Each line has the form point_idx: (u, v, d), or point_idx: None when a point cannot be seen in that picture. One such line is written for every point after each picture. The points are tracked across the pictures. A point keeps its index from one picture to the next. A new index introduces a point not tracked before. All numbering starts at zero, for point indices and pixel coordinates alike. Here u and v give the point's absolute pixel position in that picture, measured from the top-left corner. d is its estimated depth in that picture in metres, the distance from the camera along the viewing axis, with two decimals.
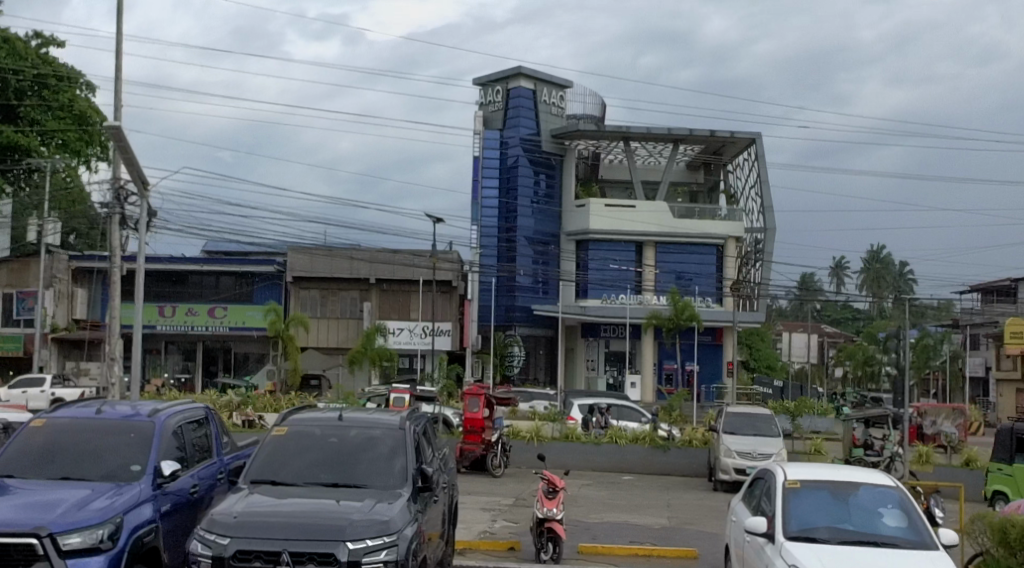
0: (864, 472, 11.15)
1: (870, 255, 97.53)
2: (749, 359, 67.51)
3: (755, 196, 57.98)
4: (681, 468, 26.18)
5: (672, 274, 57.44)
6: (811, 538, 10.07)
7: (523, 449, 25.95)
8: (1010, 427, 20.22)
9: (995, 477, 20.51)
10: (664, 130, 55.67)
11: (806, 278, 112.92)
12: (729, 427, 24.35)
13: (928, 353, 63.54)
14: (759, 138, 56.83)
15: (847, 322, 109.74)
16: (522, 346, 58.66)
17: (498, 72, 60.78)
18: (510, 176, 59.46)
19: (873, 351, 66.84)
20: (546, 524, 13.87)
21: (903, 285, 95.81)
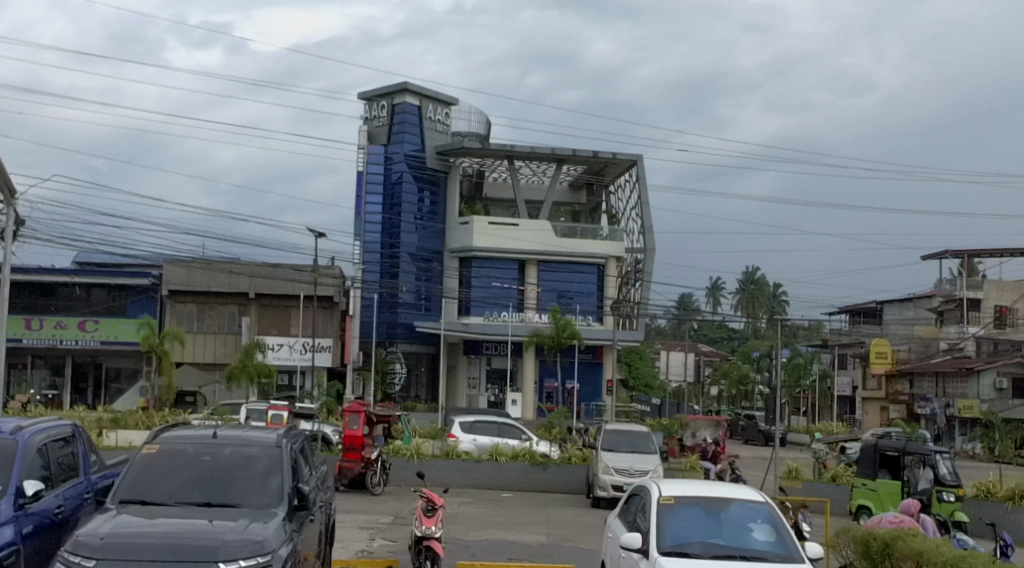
0: (734, 487, 11.45)
1: (745, 276, 100.24)
2: (628, 377, 68.61)
3: (635, 217, 59.06)
4: (560, 485, 26.34)
5: (554, 293, 58.00)
6: (683, 553, 10.28)
7: (403, 466, 25.76)
8: (874, 444, 20.93)
9: (859, 493, 21.22)
10: (548, 149, 56.28)
11: (684, 298, 115.51)
12: (608, 445, 24.67)
13: (799, 372, 65.57)
14: (640, 160, 57.91)
15: (722, 341, 112.54)
16: (403, 364, 58.47)
17: (383, 88, 60.66)
18: (394, 192, 59.29)
19: (747, 370, 68.63)
20: (424, 542, 13.79)
21: (776, 306, 98.65)
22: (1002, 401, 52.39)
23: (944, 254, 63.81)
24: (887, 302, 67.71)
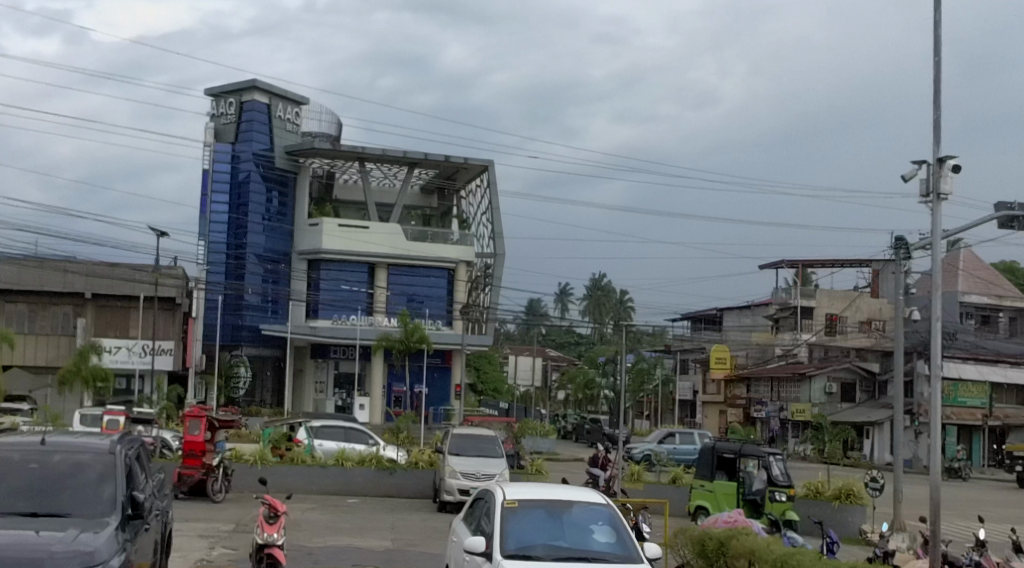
0: (578, 490, 11.64)
1: (593, 283, 102.05)
2: (476, 382, 68.95)
3: (485, 222, 59.43)
4: (407, 490, 26.26)
5: (403, 297, 57.87)
6: (526, 556, 10.40)
7: (245, 472, 25.18)
8: (710, 446, 21.67)
9: (697, 494, 21.94)
10: (399, 152, 56.09)
11: (532, 304, 116.83)
12: (455, 449, 24.73)
13: (643, 376, 67.16)
14: (491, 166, 58.29)
15: (569, 346, 114.32)
16: (248, 368, 57.36)
17: (231, 84, 59.26)
18: (240, 192, 57.99)
19: (593, 374, 69.90)
20: (265, 550, 13.54)
21: (622, 312, 100.79)
22: (832, 405, 54.95)
23: (781, 264, 66.45)
24: (727, 309, 70.15)
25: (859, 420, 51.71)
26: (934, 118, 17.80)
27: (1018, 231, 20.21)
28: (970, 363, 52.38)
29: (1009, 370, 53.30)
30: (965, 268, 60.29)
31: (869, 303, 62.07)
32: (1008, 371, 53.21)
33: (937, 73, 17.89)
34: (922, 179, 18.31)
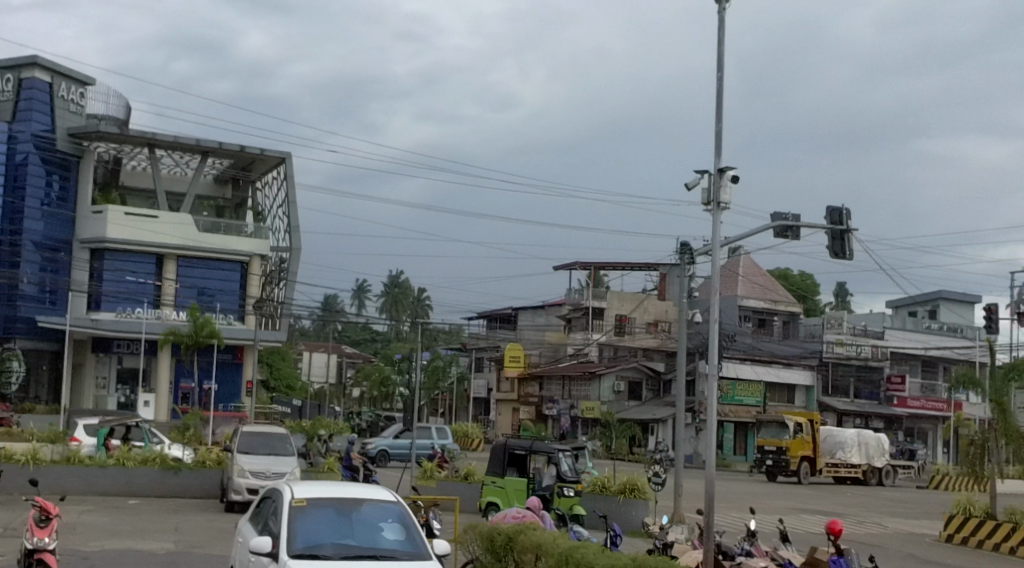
0: (370, 488, 11.59)
1: (390, 280, 101.59)
2: (268, 378, 67.44)
3: (282, 215, 58.31)
4: (192, 490, 25.45)
5: (193, 290, 55.94)
6: (314, 556, 10.28)
7: (14, 473, 23.79)
8: (502, 443, 21.97)
9: (489, 490, 22.13)
10: (192, 140, 54.25)
11: (329, 299, 115.27)
12: (243, 447, 24.13)
13: (438, 374, 67.31)
14: (288, 158, 57.19)
15: (366, 343, 113.46)
16: (22, 362, 54.45)
17: (8, 60, 55.69)
18: (17, 174, 54.67)
19: (389, 371, 69.66)
20: (35, 555, 12.84)
21: (419, 309, 100.79)
22: (619, 403, 56.90)
23: (574, 266, 68.19)
24: (521, 309, 71.37)
25: (645, 417, 53.76)
26: (716, 129, 18.71)
27: (790, 240, 21.48)
28: (747, 363, 55.35)
29: (780, 370, 56.75)
30: (744, 273, 63.63)
31: (656, 305, 64.49)
32: (780, 371, 56.62)
33: (721, 87, 18.82)
34: (704, 188, 19.20)
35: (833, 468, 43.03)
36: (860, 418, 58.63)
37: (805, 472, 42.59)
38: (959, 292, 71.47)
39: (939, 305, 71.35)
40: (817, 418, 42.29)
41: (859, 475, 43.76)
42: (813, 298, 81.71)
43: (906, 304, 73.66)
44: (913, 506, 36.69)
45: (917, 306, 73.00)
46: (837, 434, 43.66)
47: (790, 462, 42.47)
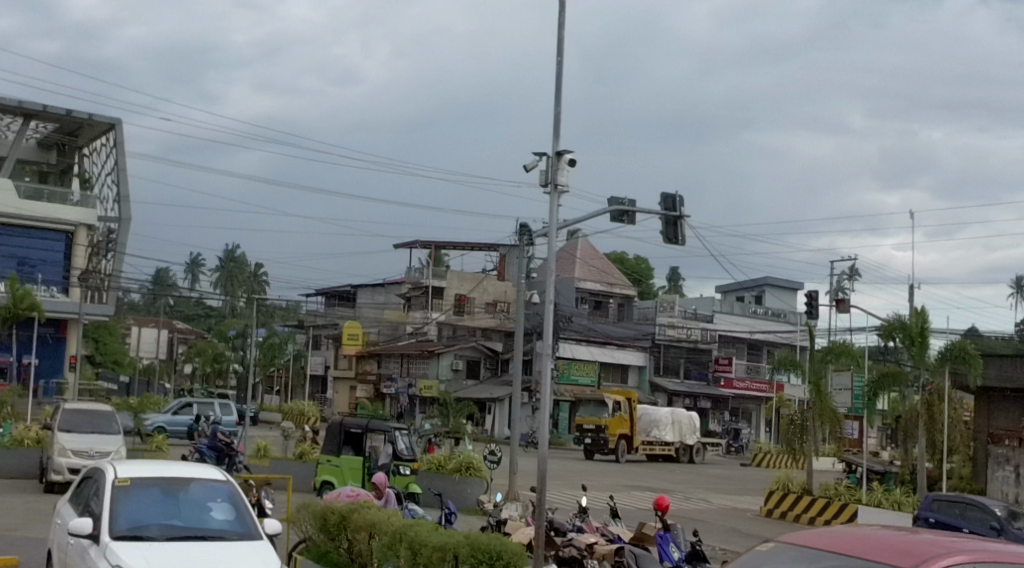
0: (198, 467, 11.28)
1: (226, 254, 99.10)
2: (95, 353, 64.83)
3: (111, 184, 56.10)
4: (8, 470, 24.26)
5: (13, 260, 53.11)
6: (137, 537, 9.94)
7: None
8: (339, 422, 21.75)
9: (324, 469, 21.92)
10: (13, 102, 51.51)
11: (160, 273, 111.60)
12: (65, 425, 23.12)
13: (274, 351, 66.10)
14: (118, 125, 54.99)
15: (199, 319, 110.43)
16: None
17: None
18: None
19: (223, 348, 68.01)
20: None
21: (255, 285, 98.68)
22: (457, 381, 57.21)
23: (414, 244, 68.02)
24: (361, 287, 70.85)
25: (482, 396, 54.25)
26: (555, 113, 18.94)
27: (626, 224, 21.95)
28: (582, 344, 56.47)
29: (614, 350, 58.18)
30: (582, 257, 64.80)
31: (495, 285, 65.01)
32: (614, 352, 58.02)
33: (560, 71, 19.06)
34: (541, 170, 19.43)
35: (650, 446, 44.31)
36: (689, 398, 60.64)
37: (622, 449, 43.45)
38: (783, 280, 74.63)
39: (765, 290, 74.37)
40: (635, 397, 43.33)
41: (671, 452, 45.32)
42: (647, 281, 83.90)
43: (734, 289, 76.50)
44: (735, 482, 38.27)
45: (744, 291, 75.90)
46: (652, 412, 44.92)
47: (608, 441, 43.02)
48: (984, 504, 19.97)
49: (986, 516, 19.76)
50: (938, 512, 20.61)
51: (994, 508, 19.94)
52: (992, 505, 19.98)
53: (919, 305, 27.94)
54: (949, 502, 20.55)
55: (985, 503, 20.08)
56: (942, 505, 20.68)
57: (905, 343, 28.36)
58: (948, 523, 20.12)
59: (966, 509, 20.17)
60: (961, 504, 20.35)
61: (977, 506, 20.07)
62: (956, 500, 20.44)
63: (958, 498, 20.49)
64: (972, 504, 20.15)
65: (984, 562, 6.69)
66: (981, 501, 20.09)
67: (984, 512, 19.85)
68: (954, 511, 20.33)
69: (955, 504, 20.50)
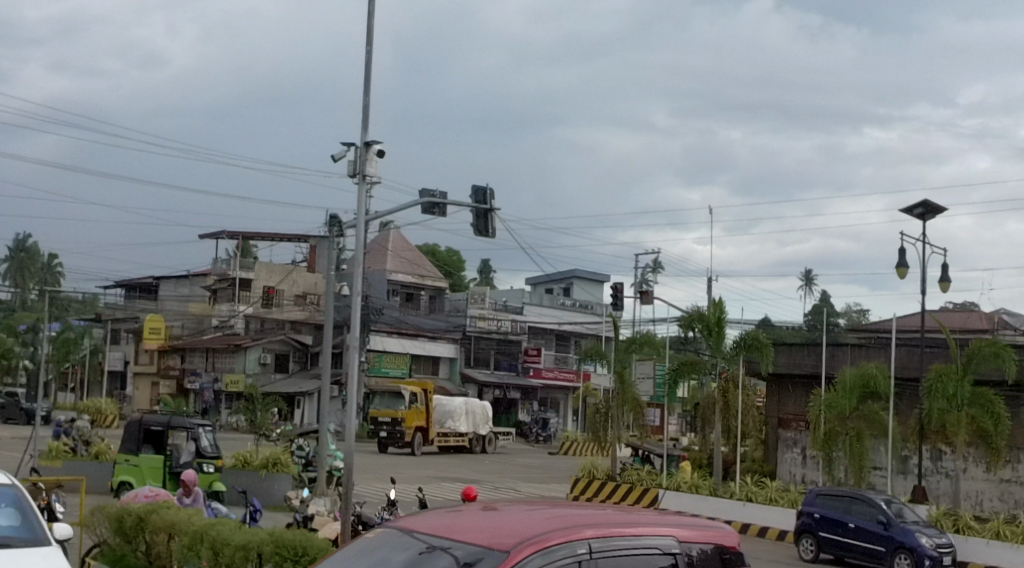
0: None
1: (16, 244, 93.78)
2: None
3: None
4: None
5: None
6: None
7: None
8: (138, 419, 20.76)
9: (121, 469, 21.02)
10: None
11: None
12: None
13: (69, 346, 62.98)
14: None
15: None
16: None
17: None
18: None
19: (12, 343, 64.32)
20: None
21: (49, 277, 93.83)
22: (265, 375, 56.12)
23: (220, 235, 66.20)
24: (163, 278, 68.42)
25: (291, 390, 53.36)
26: (364, 102, 18.84)
27: (437, 217, 22.02)
28: (393, 337, 56.12)
29: (426, 343, 58.20)
30: (393, 248, 64.64)
31: (305, 277, 64.05)
32: (425, 344, 58.08)
33: (369, 62, 18.99)
34: (349, 160, 19.29)
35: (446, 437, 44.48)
36: (498, 389, 61.38)
37: (417, 440, 43.00)
38: (589, 272, 76.56)
39: (573, 282, 76.08)
40: (431, 388, 43.28)
41: (464, 443, 45.90)
42: (459, 273, 84.42)
43: (543, 281, 77.92)
44: (542, 470, 39.07)
45: (553, 283, 77.44)
46: (446, 403, 45.10)
47: (404, 433, 42.51)
48: (869, 498, 21.41)
49: (872, 510, 21.19)
50: (822, 507, 21.97)
51: (877, 500, 21.31)
52: (875, 497, 21.45)
53: (717, 297, 29.39)
54: (833, 495, 21.91)
55: (868, 496, 21.52)
56: (825, 499, 22.04)
57: (704, 333, 29.77)
58: (835, 519, 21.57)
59: (852, 502, 21.58)
60: (845, 498, 21.75)
61: (861, 500, 21.48)
62: (840, 493, 21.80)
63: (842, 492, 21.88)
64: (857, 498, 21.56)
65: (617, 538, 6.43)
66: (865, 495, 21.53)
67: (869, 506, 21.27)
68: (839, 505, 21.72)
69: (838, 497, 21.88)
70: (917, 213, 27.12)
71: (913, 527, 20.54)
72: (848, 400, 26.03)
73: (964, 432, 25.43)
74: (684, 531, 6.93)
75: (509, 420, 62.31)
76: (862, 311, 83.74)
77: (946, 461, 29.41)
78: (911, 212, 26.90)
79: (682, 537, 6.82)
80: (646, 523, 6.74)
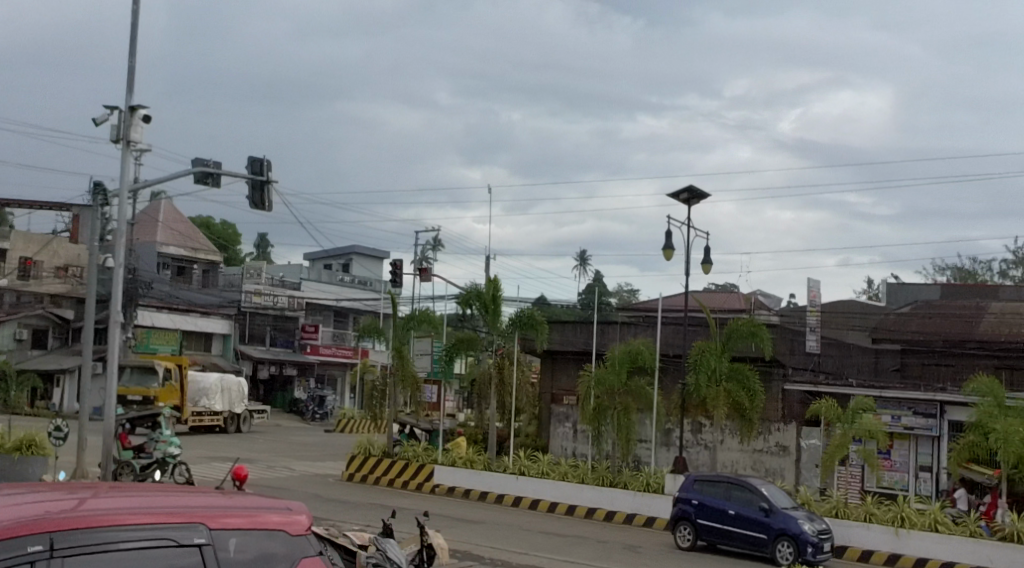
0: None
1: None
2: None
3: None
4: None
5: None
6: None
7: None
8: None
9: None
10: None
11: None
12: None
13: None
14: None
15: None
16: None
17: None
18: None
19: None
20: None
21: None
22: (20, 352, 52.80)
23: None
24: None
25: (49, 368, 50.39)
26: (130, 65, 18.01)
27: (210, 187, 21.29)
28: (163, 312, 53.85)
29: (197, 319, 56.15)
30: (164, 220, 62.08)
31: (67, 248, 60.58)
32: (196, 320, 56.00)
33: (136, 23, 18.16)
34: (114, 124, 18.34)
35: (196, 416, 43.21)
36: (273, 366, 60.17)
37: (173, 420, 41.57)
38: (368, 248, 76.04)
39: (352, 259, 75.35)
40: (186, 364, 41.66)
41: (219, 422, 44.61)
42: (234, 247, 82.04)
43: (322, 257, 76.79)
44: (317, 448, 38.55)
45: (332, 259, 76.46)
46: (200, 381, 43.71)
47: None
48: (750, 485, 21.48)
49: (752, 498, 21.21)
50: (700, 494, 21.96)
51: (756, 486, 21.45)
52: (755, 484, 21.55)
53: (493, 274, 29.86)
54: (712, 482, 21.90)
55: (748, 483, 21.59)
56: (703, 487, 22.07)
57: (480, 310, 30.22)
58: (712, 505, 21.54)
59: (731, 488, 21.59)
60: (724, 484, 21.75)
61: (742, 487, 21.51)
62: (719, 480, 21.80)
63: (722, 477, 21.86)
64: (738, 484, 21.60)
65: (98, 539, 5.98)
66: (747, 483, 21.58)
67: (751, 493, 21.34)
68: (719, 492, 21.69)
69: (717, 484, 21.87)
70: (684, 198, 28.34)
71: (793, 514, 20.67)
72: (616, 375, 27.10)
73: (722, 406, 26.81)
74: (223, 517, 6.46)
75: (285, 399, 61.28)
76: (632, 292, 87.02)
77: (705, 433, 31.00)
78: (678, 196, 28.14)
79: (213, 525, 6.37)
80: (172, 510, 6.32)
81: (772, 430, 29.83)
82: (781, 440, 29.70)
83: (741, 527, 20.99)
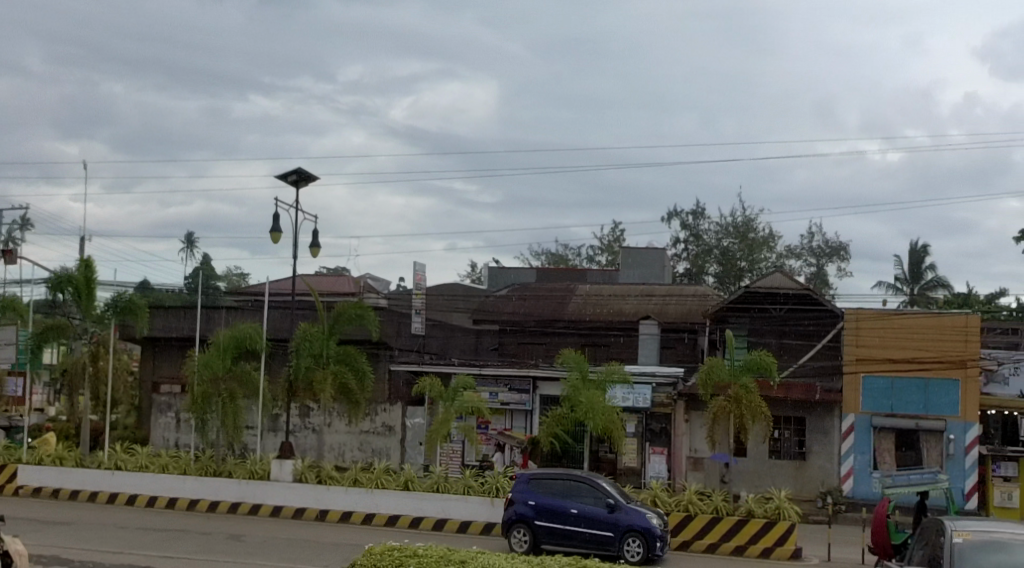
0: None
1: None
2: None
3: None
4: None
5: None
6: None
7: None
8: None
9: None
10: None
11: None
12: None
13: None
14: None
15: None
16: None
17: None
18: None
19: None
20: None
21: None
22: None
23: None
24: None
25: None
26: None
27: None
28: None
29: None
30: None
31: None
32: None
33: None
34: None
35: None
36: None
37: None
38: None
39: None
40: None
41: None
42: None
43: None
44: None
45: None
46: None
47: None
48: (590, 480, 20.91)
49: (596, 495, 20.72)
50: (535, 494, 20.98)
51: (593, 480, 20.98)
52: (592, 478, 21.04)
53: (87, 256, 27.94)
54: (547, 480, 21.01)
55: (585, 478, 20.99)
56: (536, 485, 21.10)
57: (73, 296, 28.14)
58: (555, 507, 20.67)
59: (571, 485, 20.88)
60: (563, 481, 20.96)
61: (580, 482, 20.90)
62: (558, 477, 20.96)
63: (557, 475, 21.03)
64: (576, 480, 20.94)
65: None
66: (582, 477, 20.98)
67: (591, 490, 20.79)
68: (558, 489, 20.90)
69: (554, 481, 21.03)
70: (292, 180, 28.09)
71: (637, 508, 20.49)
72: (221, 360, 26.31)
73: (329, 388, 26.75)
74: None
75: None
76: (242, 274, 84.97)
77: (312, 417, 30.97)
78: (285, 178, 27.82)
79: None
80: None
81: (378, 412, 30.43)
82: (387, 420, 30.36)
83: (592, 528, 20.44)
